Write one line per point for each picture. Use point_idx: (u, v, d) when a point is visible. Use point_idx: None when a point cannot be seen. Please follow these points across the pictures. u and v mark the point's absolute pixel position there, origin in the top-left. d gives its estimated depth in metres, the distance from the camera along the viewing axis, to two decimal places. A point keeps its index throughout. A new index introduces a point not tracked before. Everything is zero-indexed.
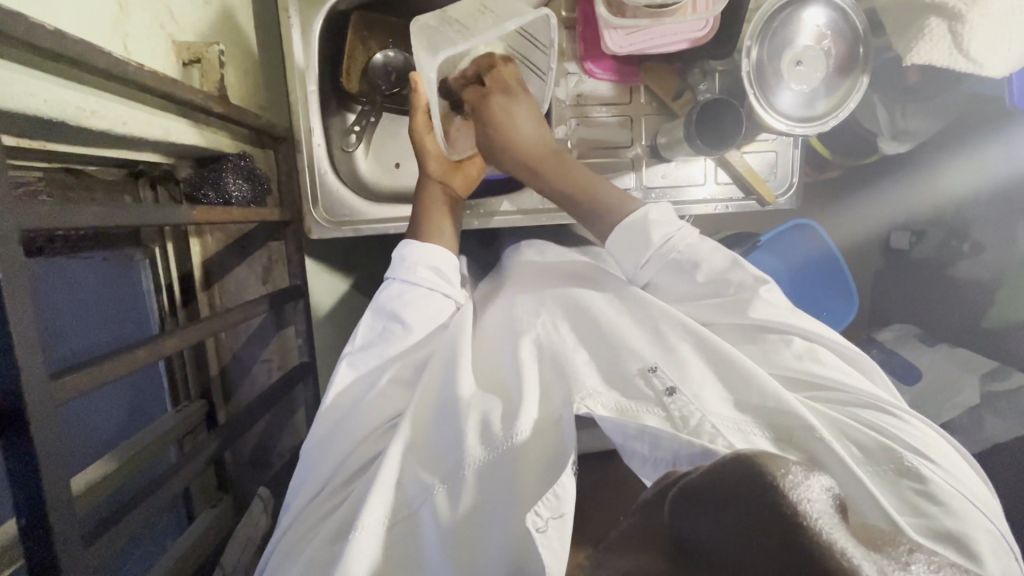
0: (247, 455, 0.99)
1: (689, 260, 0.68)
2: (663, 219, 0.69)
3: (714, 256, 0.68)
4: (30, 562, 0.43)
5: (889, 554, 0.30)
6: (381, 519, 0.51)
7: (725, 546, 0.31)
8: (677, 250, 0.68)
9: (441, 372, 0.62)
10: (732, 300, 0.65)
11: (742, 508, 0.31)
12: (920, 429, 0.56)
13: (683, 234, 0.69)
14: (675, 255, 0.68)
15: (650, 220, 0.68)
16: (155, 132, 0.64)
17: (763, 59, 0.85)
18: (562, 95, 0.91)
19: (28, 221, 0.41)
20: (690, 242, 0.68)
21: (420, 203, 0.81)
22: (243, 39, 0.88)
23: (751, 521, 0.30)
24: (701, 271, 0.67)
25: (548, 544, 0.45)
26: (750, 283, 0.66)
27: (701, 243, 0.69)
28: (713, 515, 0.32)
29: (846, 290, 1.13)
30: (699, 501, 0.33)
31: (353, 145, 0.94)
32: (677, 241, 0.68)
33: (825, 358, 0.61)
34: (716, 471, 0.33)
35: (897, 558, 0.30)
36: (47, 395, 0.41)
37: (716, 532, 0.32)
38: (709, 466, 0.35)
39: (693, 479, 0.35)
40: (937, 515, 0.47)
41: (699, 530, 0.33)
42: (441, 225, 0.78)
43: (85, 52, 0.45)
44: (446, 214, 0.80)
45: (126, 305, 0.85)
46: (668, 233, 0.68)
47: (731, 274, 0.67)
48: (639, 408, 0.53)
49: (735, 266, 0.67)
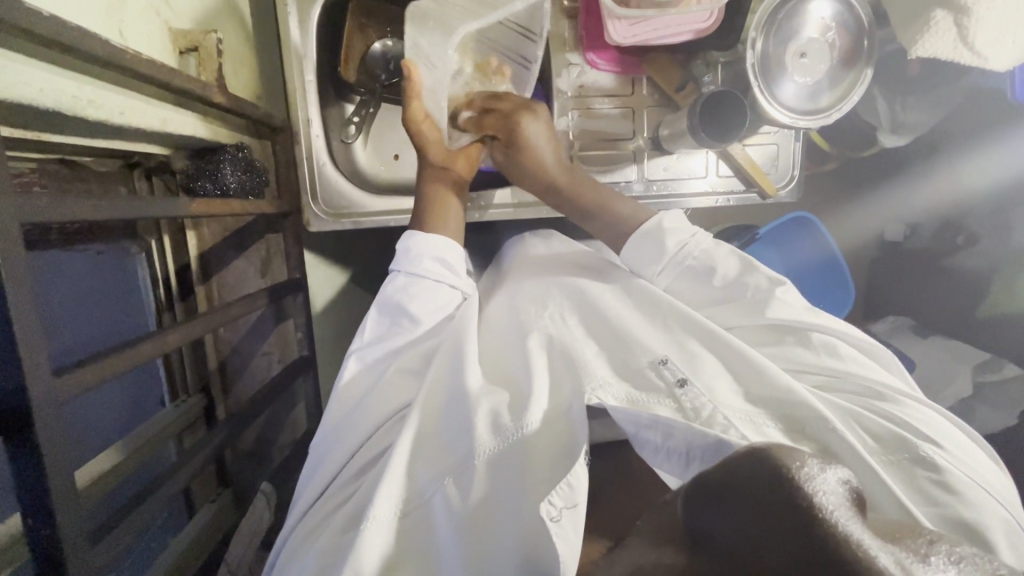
0: (248, 449, 0.98)
1: (704, 265, 0.68)
2: (677, 226, 0.70)
3: (728, 260, 0.68)
4: (35, 562, 0.42)
5: (909, 547, 0.30)
6: (392, 508, 0.51)
7: (736, 539, 0.31)
8: (692, 255, 0.68)
9: (447, 362, 0.61)
10: (750, 302, 0.65)
11: (755, 503, 0.31)
12: (934, 419, 0.56)
13: (697, 241, 0.69)
14: (691, 261, 0.68)
15: (663, 228, 0.69)
16: (152, 123, 0.63)
17: (768, 49, 0.84)
18: (564, 86, 0.90)
19: (29, 215, 0.40)
20: (705, 248, 0.68)
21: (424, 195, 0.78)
22: (239, 27, 0.86)
23: (767, 521, 0.30)
24: (717, 275, 0.67)
25: (564, 534, 0.44)
26: (766, 286, 0.65)
27: (716, 248, 0.69)
28: (718, 506, 0.32)
29: (843, 282, 1.13)
30: (712, 498, 0.33)
31: (351, 137, 0.91)
32: (691, 248, 0.68)
33: (840, 352, 0.61)
34: (730, 468, 0.34)
35: (918, 551, 0.30)
36: (52, 393, 0.40)
37: (730, 529, 0.32)
38: (721, 463, 0.35)
39: (707, 474, 0.35)
40: (952, 504, 0.47)
41: (710, 521, 0.33)
42: (447, 208, 0.77)
43: (81, 38, 0.43)
44: (453, 197, 0.79)
45: (123, 299, 0.83)
46: (682, 240, 0.69)
47: (746, 278, 0.66)
48: (651, 399, 0.52)
49: (749, 269, 0.67)
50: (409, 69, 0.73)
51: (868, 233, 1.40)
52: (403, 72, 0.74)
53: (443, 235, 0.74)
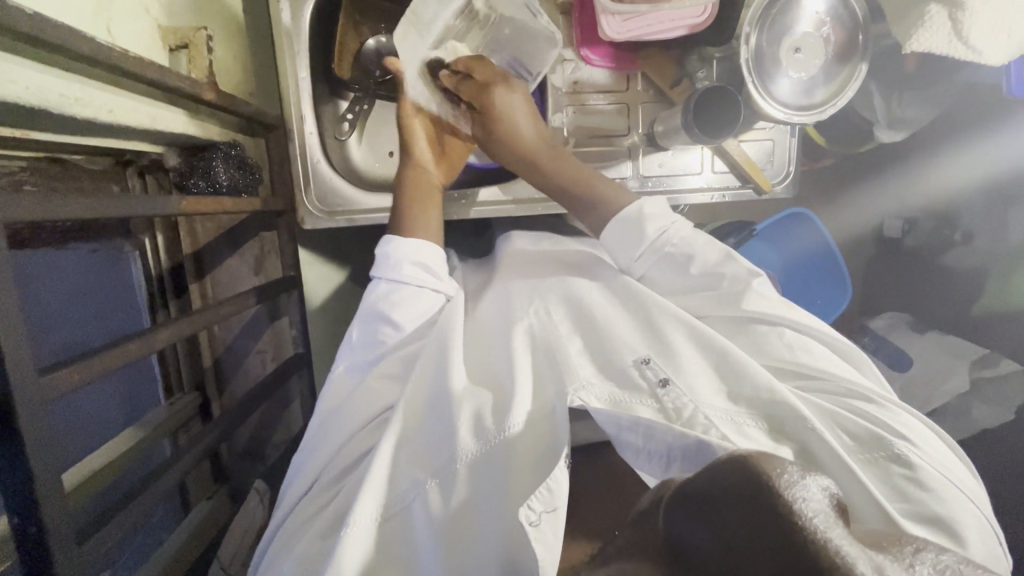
0: (243, 446, 0.98)
1: (683, 253, 0.67)
2: (657, 212, 0.69)
3: (708, 249, 0.67)
4: (24, 560, 0.42)
5: (893, 555, 0.29)
6: (372, 514, 0.51)
7: (720, 552, 0.31)
8: (671, 242, 0.68)
9: (431, 363, 0.61)
10: (726, 292, 0.64)
11: (738, 512, 0.31)
12: (910, 420, 0.56)
13: (676, 227, 0.69)
14: (669, 249, 0.67)
15: (643, 214, 0.69)
16: (142, 120, 0.63)
17: (762, 45, 0.84)
18: (558, 82, 0.90)
19: (15, 216, 0.40)
20: (684, 234, 0.68)
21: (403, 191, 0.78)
22: (232, 25, 0.86)
23: (752, 532, 0.30)
24: (695, 264, 0.66)
25: (542, 538, 0.45)
26: (744, 276, 0.64)
27: (696, 237, 0.68)
28: (706, 518, 0.32)
29: (834, 261, 1.13)
30: (694, 508, 0.33)
31: (345, 133, 0.93)
32: (671, 234, 0.68)
33: (813, 349, 0.61)
34: (711, 475, 0.34)
35: (903, 560, 0.29)
36: (38, 391, 0.40)
37: (711, 539, 0.32)
38: (702, 470, 0.35)
39: (688, 485, 0.35)
40: (925, 500, 0.47)
41: (695, 535, 0.32)
42: (426, 212, 0.75)
43: (66, 37, 0.43)
44: (431, 203, 0.77)
45: (116, 297, 0.83)
46: (662, 226, 0.68)
47: (722, 268, 0.66)
48: (633, 399, 0.52)
49: (727, 260, 0.66)
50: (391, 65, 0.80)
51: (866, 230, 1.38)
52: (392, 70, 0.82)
53: (424, 232, 0.73)
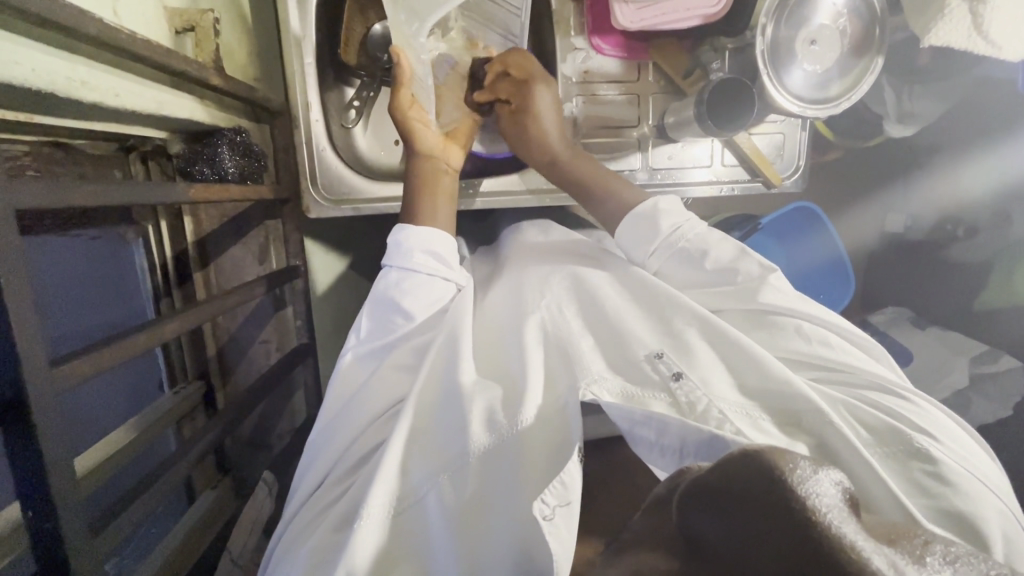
0: (246, 437, 0.98)
1: (696, 248, 0.67)
2: (674, 209, 0.70)
3: (722, 246, 0.67)
4: (37, 554, 0.42)
5: (905, 548, 0.29)
6: (385, 506, 0.50)
7: (734, 543, 0.30)
8: (685, 239, 0.68)
9: (443, 355, 0.60)
10: (740, 287, 0.64)
11: (750, 503, 0.30)
12: (930, 411, 0.56)
13: (691, 225, 0.69)
14: (683, 243, 0.67)
15: (659, 209, 0.69)
16: (147, 105, 0.61)
17: (778, 37, 0.82)
18: (568, 71, 0.88)
19: (23, 203, 0.39)
20: (699, 232, 0.68)
21: (414, 183, 0.75)
22: (237, 8, 0.84)
23: (765, 524, 0.29)
24: (710, 259, 0.66)
25: (557, 533, 0.45)
26: (758, 272, 0.64)
27: (710, 234, 0.68)
28: (714, 508, 0.31)
29: (839, 260, 1.12)
30: (704, 498, 0.32)
31: (351, 121, 0.91)
32: (685, 231, 0.68)
33: (832, 342, 0.60)
34: (721, 463, 0.32)
35: (914, 552, 0.28)
36: (50, 383, 0.40)
37: (724, 531, 0.30)
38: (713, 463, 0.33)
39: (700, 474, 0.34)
40: (947, 495, 0.47)
41: (705, 525, 0.31)
42: (435, 208, 0.73)
43: (76, 19, 0.42)
44: (441, 194, 0.75)
45: (120, 286, 0.82)
46: (676, 222, 0.69)
47: (739, 263, 0.65)
48: (646, 393, 0.52)
49: (743, 255, 0.66)
50: (395, 54, 0.74)
51: (870, 228, 1.39)
52: (392, 57, 0.74)
53: (433, 221, 0.72)
